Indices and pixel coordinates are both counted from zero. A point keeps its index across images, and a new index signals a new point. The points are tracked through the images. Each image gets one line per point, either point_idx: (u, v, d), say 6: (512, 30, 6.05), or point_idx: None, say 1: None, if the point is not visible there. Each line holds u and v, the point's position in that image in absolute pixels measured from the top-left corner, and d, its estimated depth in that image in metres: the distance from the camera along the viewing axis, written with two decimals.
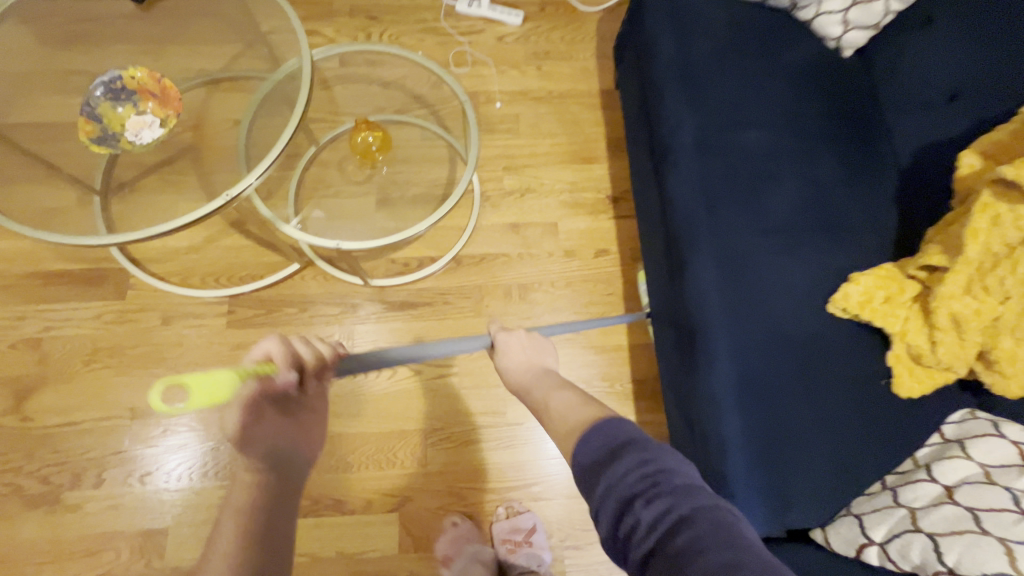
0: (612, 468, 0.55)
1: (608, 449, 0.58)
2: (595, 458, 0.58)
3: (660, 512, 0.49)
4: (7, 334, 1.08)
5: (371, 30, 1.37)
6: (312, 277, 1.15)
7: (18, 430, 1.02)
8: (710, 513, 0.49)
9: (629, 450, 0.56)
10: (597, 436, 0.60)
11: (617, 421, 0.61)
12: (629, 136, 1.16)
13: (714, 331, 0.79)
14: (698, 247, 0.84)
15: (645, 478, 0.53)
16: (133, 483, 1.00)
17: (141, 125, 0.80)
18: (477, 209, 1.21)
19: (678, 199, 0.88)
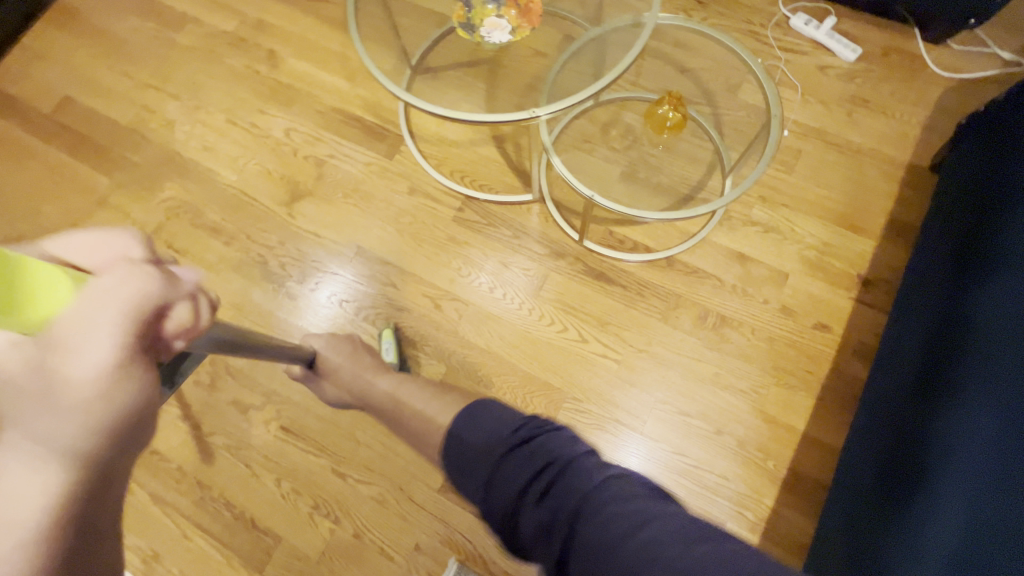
0: (501, 475, 0.49)
1: (491, 439, 0.52)
2: (474, 455, 0.52)
3: (550, 483, 0.48)
4: (306, 147, 1.34)
5: (694, 13, 1.35)
6: (536, 213, 1.22)
7: (283, 219, 1.28)
8: (614, 482, 0.47)
9: (511, 441, 0.51)
10: (472, 431, 0.53)
11: (485, 408, 0.55)
12: (929, 234, 1.02)
13: (964, 468, 0.68)
14: (986, 381, 0.72)
15: (529, 467, 0.49)
16: (329, 300, 1.20)
17: (496, 26, 0.90)
18: (713, 223, 1.16)
19: (983, 320, 0.76)
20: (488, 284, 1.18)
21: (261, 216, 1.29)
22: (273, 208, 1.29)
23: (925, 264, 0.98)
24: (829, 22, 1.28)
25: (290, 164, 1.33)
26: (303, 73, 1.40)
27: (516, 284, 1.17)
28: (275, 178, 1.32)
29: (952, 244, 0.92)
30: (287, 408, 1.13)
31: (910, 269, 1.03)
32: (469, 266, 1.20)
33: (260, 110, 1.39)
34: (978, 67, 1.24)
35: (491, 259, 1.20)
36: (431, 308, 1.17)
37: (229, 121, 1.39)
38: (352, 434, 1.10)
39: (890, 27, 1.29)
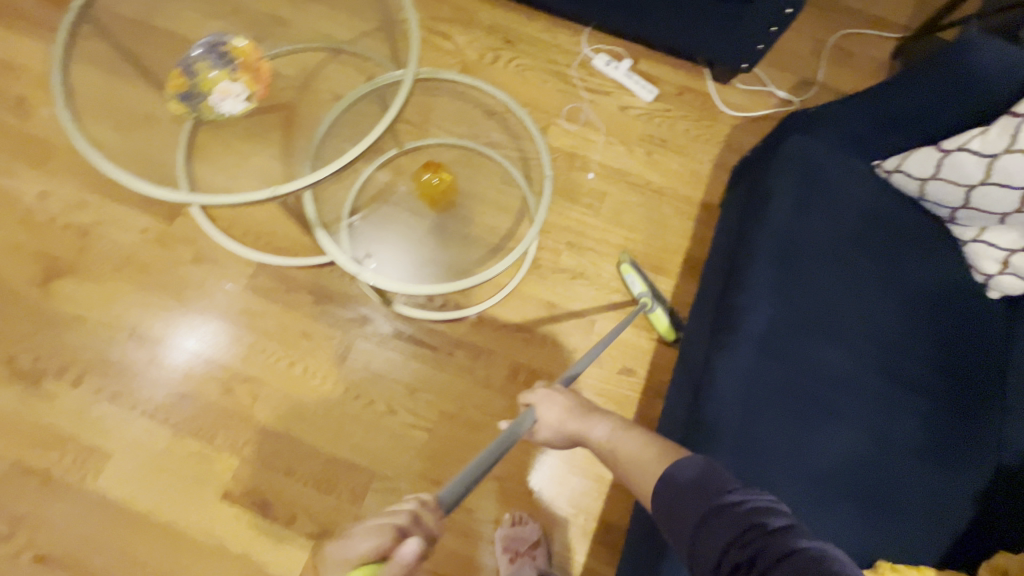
0: (704, 509, 0.60)
1: (694, 486, 0.62)
2: (685, 499, 0.61)
3: (758, 549, 0.54)
4: (67, 214, 1.15)
5: (501, 53, 1.33)
6: (340, 275, 1.13)
7: (37, 303, 1.08)
8: (816, 557, 0.51)
9: (705, 493, 0.61)
10: (677, 480, 0.64)
11: (694, 461, 0.65)
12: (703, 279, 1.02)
13: None
14: (713, 454, 0.73)
15: (744, 527, 0.56)
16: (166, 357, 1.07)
17: (226, 92, 0.79)
18: (521, 274, 1.15)
19: (715, 395, 0.76)
20: (289, 359, 1.08)
21: (8, 301, 1.08)
22: (24, 290, 1.09)
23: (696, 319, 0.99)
24: (626, 63, 1.30)
25: (46, 234, 1.13)
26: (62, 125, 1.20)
27: (319, 356, 1.08)
28: (28, 252, 1.12)
29: (708, 298, 0.93)
30: (43, 532, 0.96)
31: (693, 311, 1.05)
32: (267, 341, 1.09)
33: (5, 170, 1.17)
34: (760, 105, 1.33)
35: (291, 331, 1.10)
36: (223, 393, 1.05)
37: None
38: (128, 552, 0.96)
39: (685, 66, 1.35)
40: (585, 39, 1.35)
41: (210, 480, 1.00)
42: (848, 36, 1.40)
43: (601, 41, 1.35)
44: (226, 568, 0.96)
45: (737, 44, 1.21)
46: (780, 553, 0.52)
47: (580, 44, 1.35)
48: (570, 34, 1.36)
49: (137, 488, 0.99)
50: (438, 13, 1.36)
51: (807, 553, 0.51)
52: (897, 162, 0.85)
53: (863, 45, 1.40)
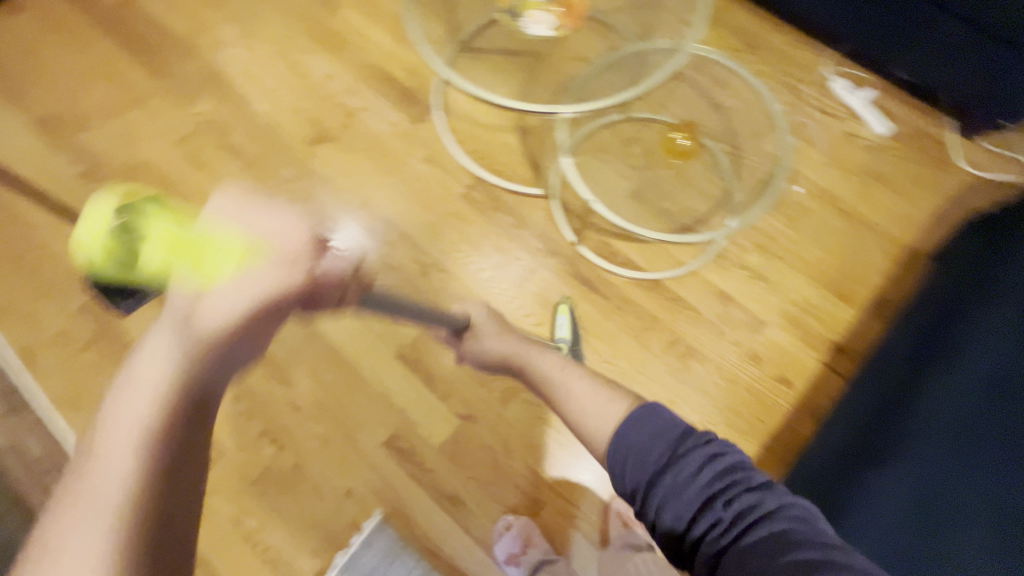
0: (675, 465, 0.64)
1: (657, 441, 0.66)
2: (647, 449, 0.66)
3: (733, 500, 0.60)
4: (341, 96, 1.38)
5: (741, 54, 1.37)
6: (541, 208, 1.25)
7: (303, 158, 1.32)
8: (797, 513, 0.58)
9: (673, 450, 0.65)
10: (641, 433, 0.68)
11: (656, 416, 0.69)
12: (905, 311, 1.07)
13: (873, 526, 0.75)
14: (910, 454, 0.80)
15: (725, 489, 0.61)
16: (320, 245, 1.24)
17: (538, 19, 0.93)
18: (706, 258, 1.19)
19: (926, 414, 0.83)
20: (479, 264, 1.21)
21: (283, 150, 1.33)
22: (296, 145, 1.33)
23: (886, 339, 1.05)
24: (867, 92, 1.29)
25: (322, 107, 1.37)
26: (356, 26, 1.45)
27: (505, 271, 1.21)
28: (305, 117, 1.36)
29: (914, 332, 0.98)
30: None
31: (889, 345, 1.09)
32: (466, 243, 1.23)
33: (306, 50, 1.43)
34: (1002, 170, 1.25)
35: (487, 241, 1.23)
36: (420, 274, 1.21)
37: (276, 55, 1.43)
38: (316, 372, 1.15)
39: (928, 111, 1.30)
40: (829, 60, 1.36)
41: (393, 340, 1.16)
42: None
43: (845, 66, 1.35)
44: (385, 414, 1.11)
45: (1006, 98, 1.15)
46: (759, 521, 0.57)
47: (821, 64, 1.36)
48: (813, 53, 1.37)
49: (335, 325, 1.18)
50: None
51: (777, 498, 0.59)
52: None
53: None
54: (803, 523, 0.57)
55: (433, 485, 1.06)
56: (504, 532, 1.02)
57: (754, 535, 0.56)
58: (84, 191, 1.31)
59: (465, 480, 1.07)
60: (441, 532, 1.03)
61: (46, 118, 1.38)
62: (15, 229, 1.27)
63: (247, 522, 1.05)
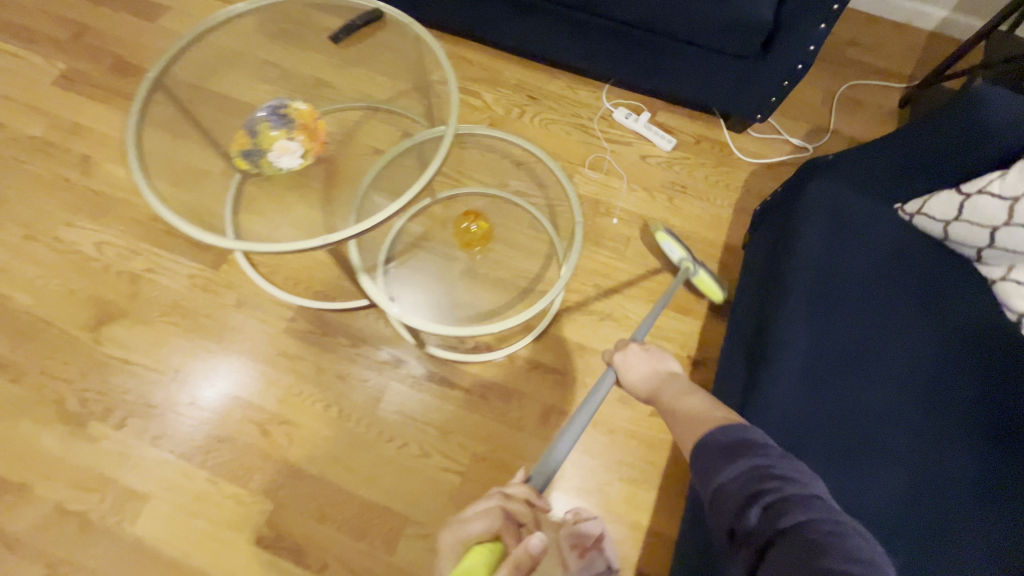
0: (734, 463, 0.56)
1: (731, 450, 0.58)
2: (715, 459, 0.58)
3: (778, 515, 0.51)
4: (119, 262, 1.21)
5: (527, 108, 1.42)
6: (374, 317, 1.17)
7: (88, 346, 1.13)
8: (834, 528, 0.48)
9: (749, 471, 0.55)
10: (713, 447, 0.59)
11: (729, 431, 0.60)
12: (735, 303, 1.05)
13: None
14: None
15: (759, 483, 0.54)
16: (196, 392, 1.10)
17: (285, 151, 0.86)
18: (550, 316, 1.17)
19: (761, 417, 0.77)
20: (325, 400, 1.10)
21: (63, 344, 1.13)
22: (76, 334, 1.14)
23: (731, 331, 1.04)
24: (645, 114, 1.38)
25: (99, 282, 1.19)
26: (122, 180, 1.30)
27: (356, 398, 1.10)
28: (81, 299, 1.17)
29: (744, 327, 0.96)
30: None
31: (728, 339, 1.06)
32: (303, 382, 1.11)
33: (66, 222, 1.25)
34: (775, 152, 1.39)
35: (327, 372, 1.12)
36: (260, 435, 1.07)
37: (29, 238, 1.23)
38: None
39: (701, 117, 1.42)
40: (606, 94, 1.44)
41: (245, 525, 1.00)
42: (855, 86, 1.48)
43: (621, 95, 1.44)
44: None
45: (746, 98, 1.28)
46: (792, 540, 0.48)
47: (600, 98, 1.44)
48: (590, 90, 1.45)
49: (171, 531, 1.00)
50: (468, 74, 1.46)
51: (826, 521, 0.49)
52: (920, 205, 0.88)
53: (872, 95, 1.47)
54: (838, 539, 0.48)
55: None
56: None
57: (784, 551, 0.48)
58: None
59: None
60: None
61: None
62: None
63: None
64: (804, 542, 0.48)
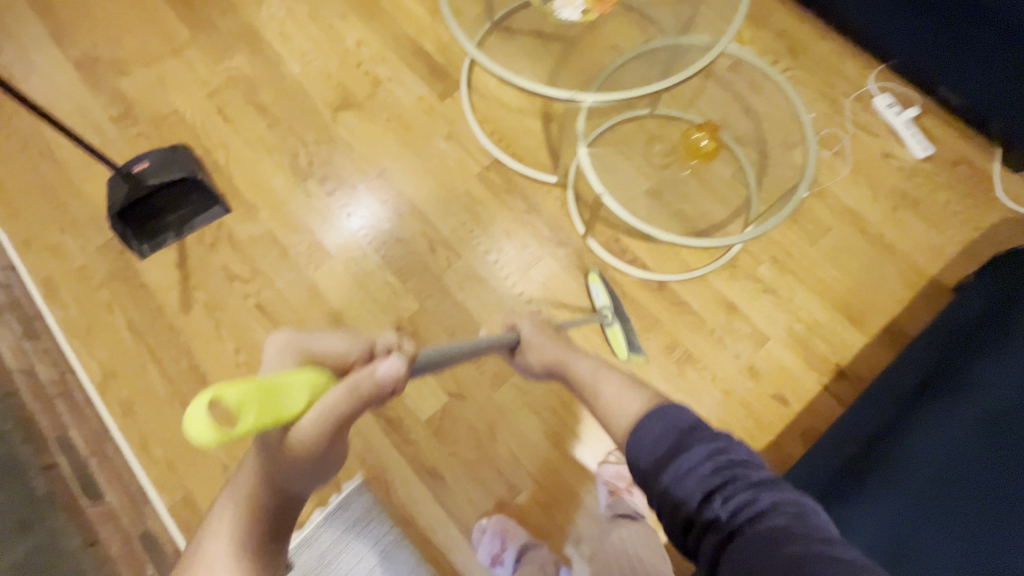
0: (677, 460, 0.58)
1: (667, 440, 0.60)
2: (657, 449, 0.60)
3: (740, 504, 0.52)
4: (369, 64, 1.38)
5: (781, 58, 1.32)
6: (554, 197, 1.24)
7: (327, 122, 1.33)
8: (793, 508, 0.51)
9: (689, 450, 0.58)
10: (654, 428, 0.62)
11: (668, 410, 0.63)
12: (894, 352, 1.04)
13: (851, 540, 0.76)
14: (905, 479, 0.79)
15: (721, 473, 0.55)
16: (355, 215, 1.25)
17: (567, 4, 0.91)
18: (715, 265, 1.16)
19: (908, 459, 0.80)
20: (486, 246, 1.21)
21: (310, 113, 1.34)
22: (322, 109, 1.34)
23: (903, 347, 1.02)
24: (911, 110, 1.23)
25: (350, 74, 1.37)
26: None
27: (512, 256, 1.20)
28: (332, 82, 1.37)
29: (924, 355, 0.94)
30: (267, 289, 1.20)
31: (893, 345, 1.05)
32: (475, 223, 1.23)
33: (341, 15, 1.43)
34: None
35: (497, 224, 1.23)
36: (426, 249, 1.22)
37: (311, 17, 1.43)
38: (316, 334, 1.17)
39: (973, 138, 1.24)
40: (874, 74, 1.30)
41: (392, 310, 1.18)
42: None
43: (889, 82, 1.29)
44: None
45: None
46: (763, 522, 0.50)
47: (865, 77, 1.30)
48: (859, 65, 1.31)
49: (340, 289, 1.20)
50: None
51: (777, 499, 0.51)
52: None
53: None
54: (803, 524, 0.49)
55: (414, 456, 1.08)
56: (481, 537, 1.02)
57: (756, 530, 0.50)
58: (114, 134, 1.35)
59: (444, 455, 1.08)
60: (414, 502, 1.05)
61: (87, 60, 1.42)
62: (49, 165, 1.33)
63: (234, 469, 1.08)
64: (766, 521, 0.50)
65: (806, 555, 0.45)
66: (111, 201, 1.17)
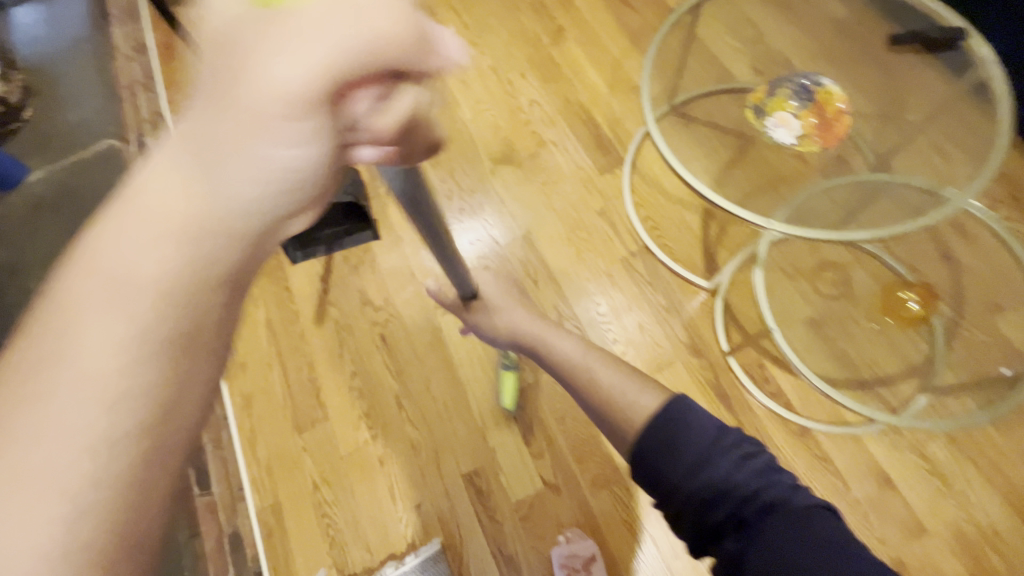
0: (703, 466, 0.52)
1: (698, 439, 0.54)
2: (669, 431, 0.55)
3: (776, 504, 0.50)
4: (537, 124, 1.40)
5: (1001, 205, 1.14)
6: (700, 301, 1.16)
7: (486, 173, 1.36)
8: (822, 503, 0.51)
9: (722, 444, 0.54)
10: (665, 417, 0.56)
11: (686, 404, 0.57)
12: None
13: None
14: None
15: (757, 477, 0.51)
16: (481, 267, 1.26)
17: (783, 119, 0.84)
18: (876, 429, 1.01)
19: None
20: (616, 335, 1.16)
21: (472, 161, 1.38)
22: (483, 160, 1.38)
23: None
24: None
25: (516, 131, 1.40)
26: (576, 62, 1.46)
27: (640, 353, 1.14)
28: (499, 135, 1.40)
29: None
30: (393, 322, 1.24)
31: None
32: (609, 308, 1.18)
33: (521, 73, 1.47)
34: None
35: (632, 315, 1.17)
36: (554, 322, 1.18)
37: (492, 69, 1.49)
38: (427, 379, 1.17)
39: None
40: None
41: None
42: None
43: None
44: (475, 446, 1.10)
45: None
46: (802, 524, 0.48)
47: None
48: None
49: (460, 340, 1.20)
50: None
51: (806, 497, 0.51)
52: None
53: None
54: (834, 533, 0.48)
55: (496, 538, 1.03)
56: None
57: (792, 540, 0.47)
58: None
59: (526, 547, 1.02)
60: None
61: None
62: None
63: (323, 493, 1.10)
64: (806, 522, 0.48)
65: (829, 550, 0.46)
66: None
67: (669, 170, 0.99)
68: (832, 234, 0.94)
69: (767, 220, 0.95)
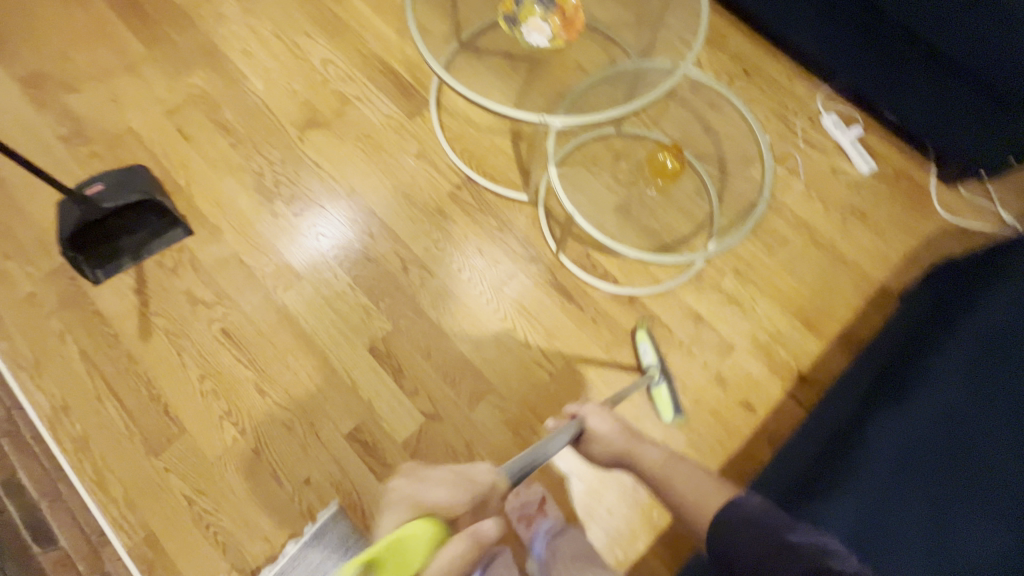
0: None
1: (750, 534, 0.66)
2: (744, 537, 0.65)
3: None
4: (336, 82, 1.37)
5: (736, 79, 1.39)
6: (526, 214, 1.26)
7: (295, 141, 1.31)
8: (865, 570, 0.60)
9: (789, 551, 0.62)
10: (743, 533, 0.66)
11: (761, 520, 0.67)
12: (849, 367, 1.06)
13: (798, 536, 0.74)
14: (856, 479, 0.76)
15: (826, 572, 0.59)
16: (314, 235, 1.23)
17: (537, 28, 0.94)
18: (683, 278, 1.20)
19: (861, 472, 0.77)
20: (460, 264, 1.22)
21: (277, 132, 1.32)
22: (289, 128, 1.32)
23: (868, 355, 1.03)
24: (855, 129, 1.31)
25: (316, 93, 1.36)
26: (361, 14, 1.44)
27: (485, 274, 1.21)
28: (299, 101, 1.35)
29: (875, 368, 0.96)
30: (232, 314, 1.17)
31: (860, 355, 1.06)
32: (447, 241, 1.23)
33: (306, 34, 1.41)
34: (974, 219, 1.29)
35: (470, 242, 1.24)
36: (399, 268, 1.21)
37: (275, 35, 1.41)
38: (285, 358, 1.14)
39: (910, 154, 1.34)
40: (821, 96, 1.38)
41: (365, 331, 1.16)
42: None
43: (834, 102, 1.38)
44: (351, 404, 1.11)
45: (978, 135, 1.16)
46: None
47: (814, 98, 1.38)
48: (808, 88, 1.39)
49: (310, 310, 1.17)
50: None
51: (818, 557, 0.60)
52: None
53: None
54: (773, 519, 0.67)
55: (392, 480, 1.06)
56: None
57: None
58: (65, 155, 1.29)
59: None
60: None
61: (32, 77, 1.36)
62: None
63: (200, 504, 1.04)
64: None
65: None
66: (61, 225, 1.12)
67: (443, 86, 1.02)
68: (600, 115, 1.06)
69: (540, 113, 1.03)
